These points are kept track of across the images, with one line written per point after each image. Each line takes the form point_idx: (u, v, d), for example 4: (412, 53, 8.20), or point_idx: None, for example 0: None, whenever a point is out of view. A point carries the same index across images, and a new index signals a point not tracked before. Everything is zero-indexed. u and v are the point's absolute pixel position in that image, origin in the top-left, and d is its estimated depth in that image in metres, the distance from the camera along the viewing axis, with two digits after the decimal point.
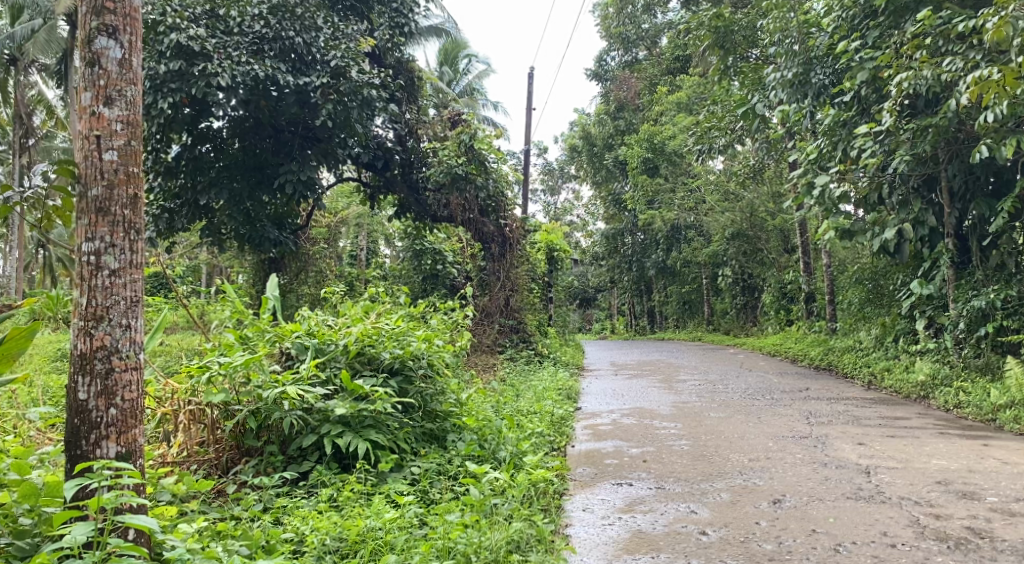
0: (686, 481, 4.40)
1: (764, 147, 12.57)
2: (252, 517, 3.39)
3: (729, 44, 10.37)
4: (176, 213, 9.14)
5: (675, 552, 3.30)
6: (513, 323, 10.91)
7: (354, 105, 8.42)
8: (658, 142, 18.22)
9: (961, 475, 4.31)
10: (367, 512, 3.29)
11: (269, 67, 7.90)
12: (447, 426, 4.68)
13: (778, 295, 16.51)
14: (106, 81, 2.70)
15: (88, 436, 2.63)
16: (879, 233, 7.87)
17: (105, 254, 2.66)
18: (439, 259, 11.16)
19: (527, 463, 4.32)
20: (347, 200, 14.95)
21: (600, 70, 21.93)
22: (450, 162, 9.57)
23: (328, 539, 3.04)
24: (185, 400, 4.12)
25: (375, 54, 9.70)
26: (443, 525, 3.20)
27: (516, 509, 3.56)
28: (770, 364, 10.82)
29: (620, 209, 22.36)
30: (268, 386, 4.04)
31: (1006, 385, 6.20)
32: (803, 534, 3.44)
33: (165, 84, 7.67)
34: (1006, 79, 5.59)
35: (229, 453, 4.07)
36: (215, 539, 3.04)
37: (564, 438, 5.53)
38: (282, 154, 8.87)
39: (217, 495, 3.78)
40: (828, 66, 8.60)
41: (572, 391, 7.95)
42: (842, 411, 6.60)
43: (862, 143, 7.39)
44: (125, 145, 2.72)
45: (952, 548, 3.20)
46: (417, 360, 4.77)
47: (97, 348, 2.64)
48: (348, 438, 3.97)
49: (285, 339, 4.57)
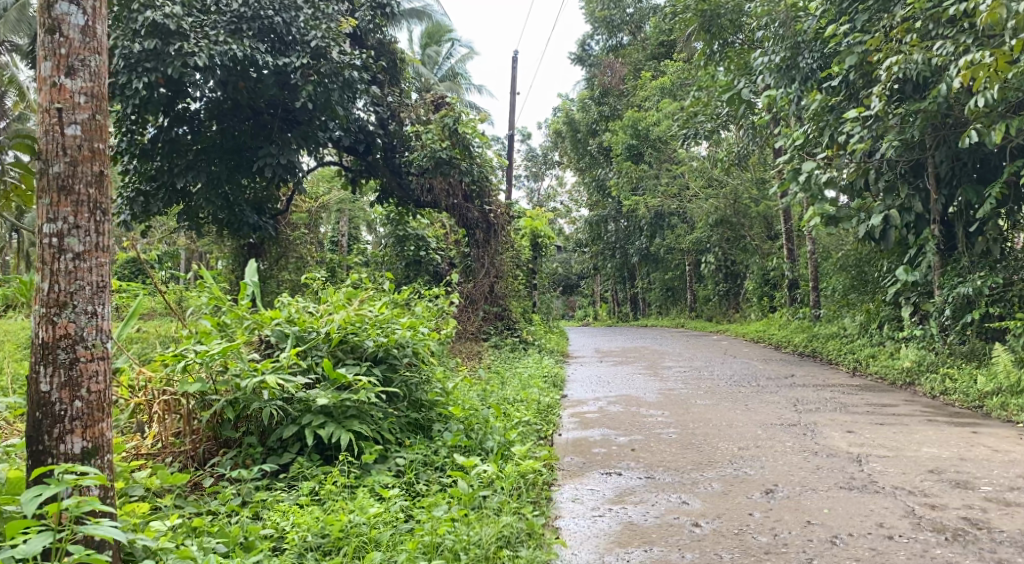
0: (677, 471, 4.31)
1: (749, 133, 12.50)
2: (229, 512, 3.25)
3: (715, 28, 10.14)
4: (152, 197, 8.81)
5: (668, 545, 3.21)
6: (498, 310, 10.71)
7: (335, 87, 8.30)
8: (642, 128, 18.10)
9: (953, 463, 4.27)
10: (350, 506, 3.15)
11: (248, 47, 7.69)
12: (432, 415, 4.56)
13: (761, 283, 16.71)
14: (68, 49, 2.52)
15: (50, 430, 2.47)
16: (865, 219, 7.87)
17: (69, 236, 2.49)
18: (422, 245, 11.22)
19: (515, 454, 4.19)
20: (327, 184, 14.71)
21: (583, 54, 21.80)
22: (434, 146, 9.42)
23: (310, 535, 2.90)
24: (159, 389, 3.93)
25: (356, 35, 9.51)
26: (430, 521, 3.09)
27: (505, 502, 3.45)
28: (754, 351, 10.82)
29: (603, 196, 22.23)
30: (246, 375, 3.86)
31: (993, 372, 6.20)
32: (799, 526, 3.37)
33: (140, 64, 7.42)
34: (999, 63, 5.46)
35: (206, 444, 3.91)
36: (190, 536, 2.90)
37: (552, 427, 5.43)
38: (261, 138, 8.62)
39: (192, 489, 3.63)
40: (817, 51, 8.44)
41: (558, 378, 7.87)
42: (829, 398, 6.56)
43: (851, 127, 7.32)
44: (90, 119, 2.55)
45: (950, 540, 3.14)
46: (402, 348, 4.64)
47: (60, 336, 2.48)
48: (330, 429, 3.82)
49: (264, 326, 4.39)
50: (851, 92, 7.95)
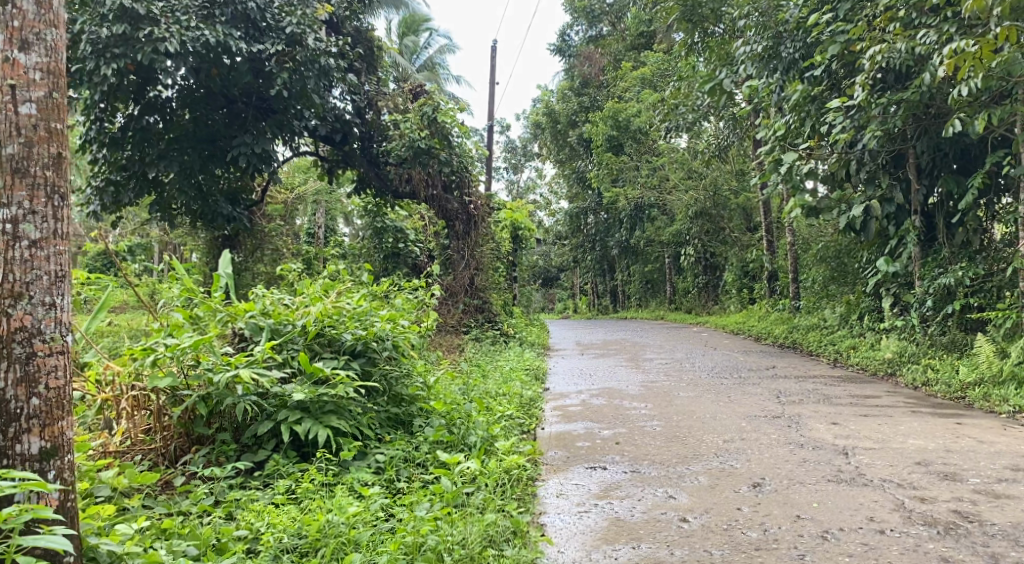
0: (662, 465, 4.24)
1: (729, 125, 12.51)
2: (201, 512, 3.09)
3: (696, 17, 9.98)
4: (123, 186, 8.61)
5: (656, 542, 3.13)
6: (478, 302, 10.64)
7: (310, 75, 8.15)
8: (623, 119, 17.78)
9: (939, 455, 4.24)
10: (328, 505, 3.01)
11: (221, 32, 7.48)
12: (413, 410, 4.45)
13: (740, 274, 16.83)
14: (22, 22, 2.35)
15: (5, 430, 2.30)
16: (846, 211, 7.79)
17: (24, 222, 2.34)
18: (401, 237, 11.05)
19: (499, 449, 4.10)
20: (303, 175, 14.51)
21: (563, 45, 21.60)
22: (413, 136, 9.28)
23: (286, 536, 2.77)
24: (128, 385, 3.74)
25: (332, 22, 9.32)
26: (412, 520, 2.96)
27: (489, 499, 3.33)
28: (734, 342, 10.82)
29: (583, 187, 22.27)
30: (219, 369, 3.70)
31: (975, 362, 6.19)
32: (788, 521, 3.31)
33: (108, 49, 7.18)
34: (984, 51, 5.42)
35: (178, 441, 3.74)
36: (159, 539, 2.74)
37: (535, 420, 5.35)
38: (235, 127, 8.40)
39: (163, 488, 3.46)
40: (799, 40, 8.28)
41: (540, 371, 7.78)
42: (812, 389, 6.54)
43: (834, 117, 7.29)
44: (46, 97, 2.39)
45: (943, 534, 3.10)
46: (381, 341, 4.49)
47: (15, 329, 2.32)
48: (308, 425, 3.68)
49: (238, 319, 4.21)
50: (833, 82, 7.91)
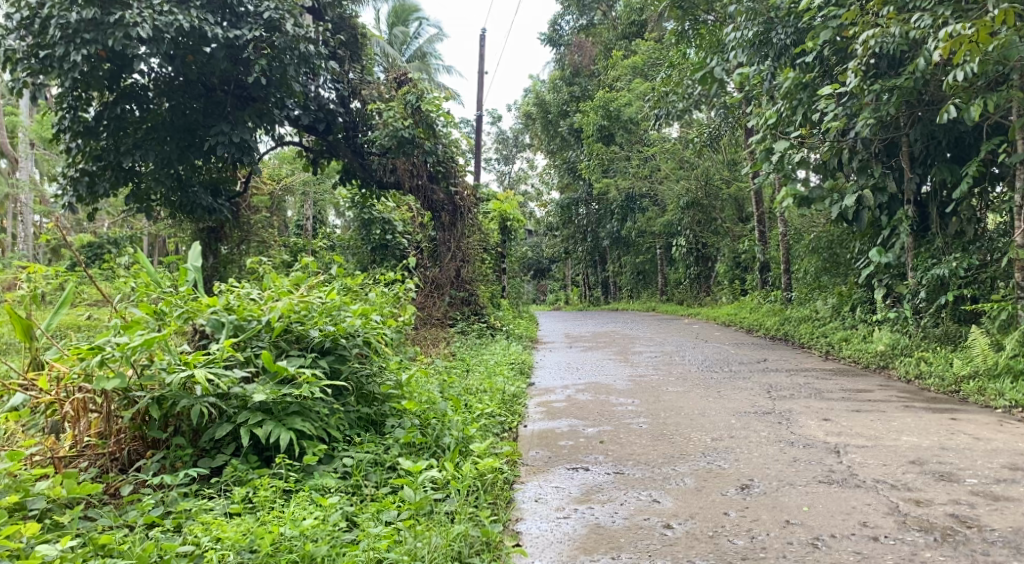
0: (647, 465, 4.05)
1: (721, 114, 12.31)
2: (148, 524, 2.89)
3: (687, 4, 9.84)
4: (98, 176, 8.32)
5: (637, 552, 2.94)
6: (464, 295, 10.45)
7: (290, 62, 7.87)
8: (613, 109, 17.50)
9: (934, 454, 4.06)
10: (284, 516, 2.81)
11: (195, 17, 7.18)
12: (386, 410, 4.27)
13: (732, 265, 16.58)
14: None
15: None
16: (839, 200, 7.59)
17: None
18: (388, 229, 10.67)
19: (474, 451, 3.91)
20: (290, 167, 14.26)
21: (554, 35, 21.09)
22: (396, 124, 8.93)
23: (234, 552, 2.56)
24: (75, 386, 3.49)
25: (315, 9, 9.06)
26: (372, 532, 2.78)
27: (460, 508, 3.15)
28: (725, 334, 10.63)
29: (574, 178, 22.05)
30: (173, 370, 3.47)
31: (969, 355, 6.01)
32: (777, 527, 3.12)
33: (78, 34, 6.92)
34: (980, 35, 5.22)
35: (132, 445, 3.53)
36: (96, 556, 2.56)
37: (517, 418, 5.16)
38: (214, 116, 8.11)
39: (111, 497, 3.25)
40: (790, 26, 8.12)
41: (525, 365, 7.57)
42: (804, 383, 6.37)
43: (826, 105, 7.10)
44: None
45: (940, 541, 2.92)
46: (351, 337, 4.27)
47: None
48: (269, 428, 3.47)
49: (199, 314, 3.95)
50: (826, 69, 7.67)
